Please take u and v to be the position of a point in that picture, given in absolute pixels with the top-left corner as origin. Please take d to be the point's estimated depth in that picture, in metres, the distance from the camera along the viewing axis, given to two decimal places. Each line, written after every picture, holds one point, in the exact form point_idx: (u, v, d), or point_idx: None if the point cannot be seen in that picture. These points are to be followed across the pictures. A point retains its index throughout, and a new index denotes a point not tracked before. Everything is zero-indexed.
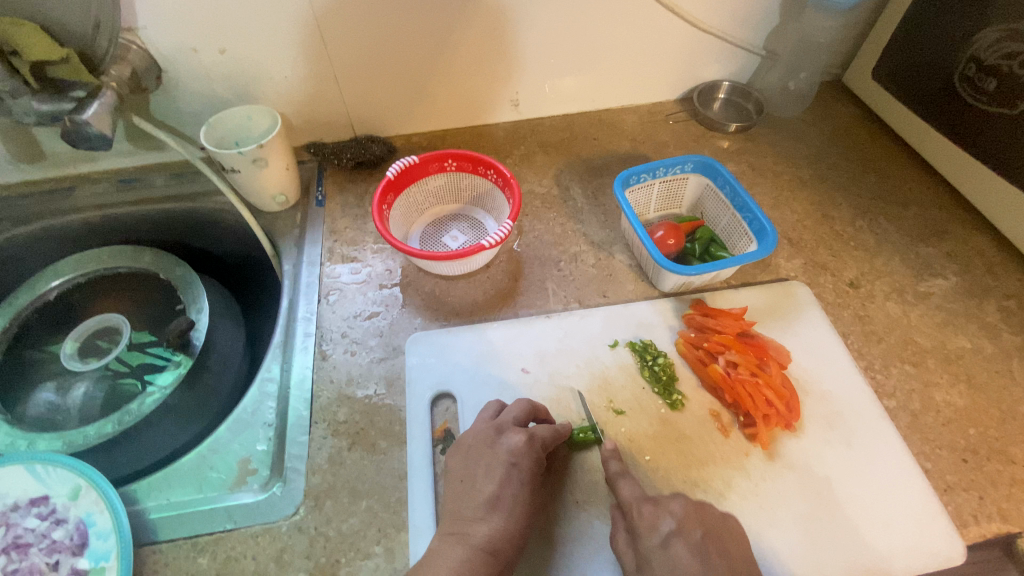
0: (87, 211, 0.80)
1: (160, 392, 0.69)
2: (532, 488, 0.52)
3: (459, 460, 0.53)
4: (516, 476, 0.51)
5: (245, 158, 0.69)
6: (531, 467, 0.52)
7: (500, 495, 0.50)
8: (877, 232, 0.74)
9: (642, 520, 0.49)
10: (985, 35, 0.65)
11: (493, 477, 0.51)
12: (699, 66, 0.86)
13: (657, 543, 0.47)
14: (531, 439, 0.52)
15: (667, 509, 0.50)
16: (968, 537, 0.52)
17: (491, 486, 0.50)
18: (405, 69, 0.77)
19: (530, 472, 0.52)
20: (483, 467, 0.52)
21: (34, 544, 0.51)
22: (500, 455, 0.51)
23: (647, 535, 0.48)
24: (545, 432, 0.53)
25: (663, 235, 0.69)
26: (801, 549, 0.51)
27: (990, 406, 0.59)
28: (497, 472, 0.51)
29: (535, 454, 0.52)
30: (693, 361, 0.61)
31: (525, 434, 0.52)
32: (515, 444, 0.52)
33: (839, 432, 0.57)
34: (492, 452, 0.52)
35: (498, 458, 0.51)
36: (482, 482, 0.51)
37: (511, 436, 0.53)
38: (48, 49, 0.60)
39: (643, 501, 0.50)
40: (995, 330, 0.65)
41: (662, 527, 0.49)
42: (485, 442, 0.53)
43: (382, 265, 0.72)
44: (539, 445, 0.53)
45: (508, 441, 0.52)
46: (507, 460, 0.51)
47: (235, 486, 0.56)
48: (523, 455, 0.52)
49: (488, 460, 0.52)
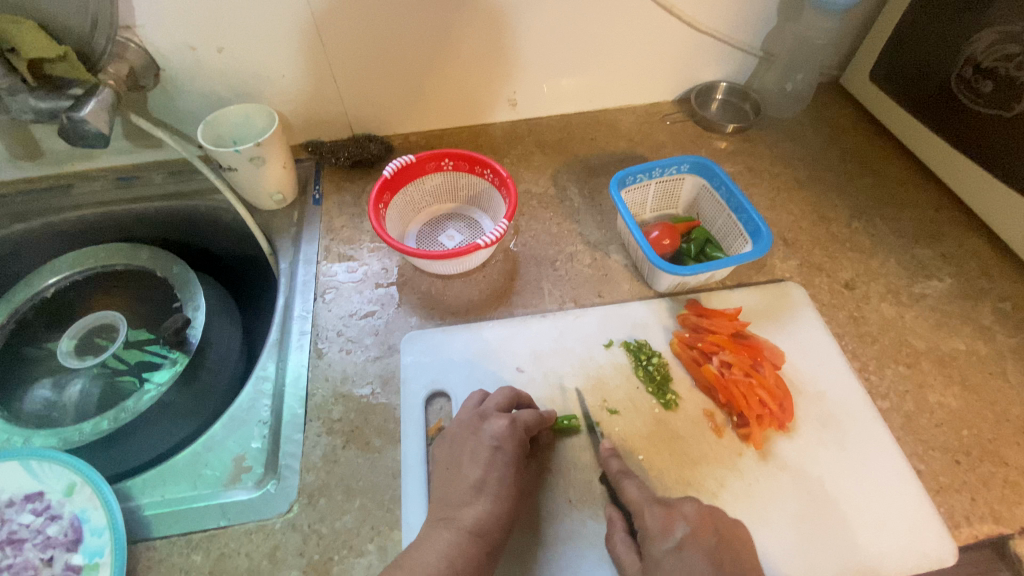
0: (85, 208, 0.80)
1: (156, 388, 0.69)
2: (518, 471, 0.52)
3: (446, 448, 0.54)
4: (500, 460, 0.52)
5: (242, 156, 0.69)
6: (516, 450, 0.53)
7: (485, 478, 0.51)
8: (873, 233, 0.74)
9: (653, 524, 0.49)
10: (981, 37, 0.65)
11: (478, 461, 0.52)
12: (697, 66, 0.86)
13: (670, 547, 0.47)
14: (513, 423, 0.53)
15: (680, 512, 0.50)
16: (960, 538, 0.52)
17: (477, 470, 0.51)
18: (403, 68, 0.77)
19: (514, 455, 0.53)
20: (468, 452, 0.53)
21: (28, 540, 0.51)
22: (484, 439, 0.53)
23: (659, 538, 0.48)
24: (527, 417, 0.54)
25: (658, 235, 0.69)
26: (793, 549, 0.51)
27: (983, 408, 0.59)
28: (482, 457, 0.52)
29: (517, 437, 0.53)
30: (687, 361, 0.61)
31: (507, 419, 0.53)
32: (498, 428, 0.53)
33: (833, 433, 0.57)
34: (476, 438, 0.53)
35: (482, 443, 0.52)
36: (467, 467, 0.52)
37: (494, 421, 0.54)
38: (45, 47, 0.60)
39: (654, 503, 0.51)
40: (990, 332, 0.65)
41: (676, 532, 0.48)
42: (470, 428, 0.54)
43: (379, 263, 0.72)
44: (521, 428, 0.54)
45: (491, 427, 0.53)
46: (490, 445, 0.52)
47: (230, 483, 0.56)
48: (506, 439, 0.52)
49: (472, 445, 0.53)
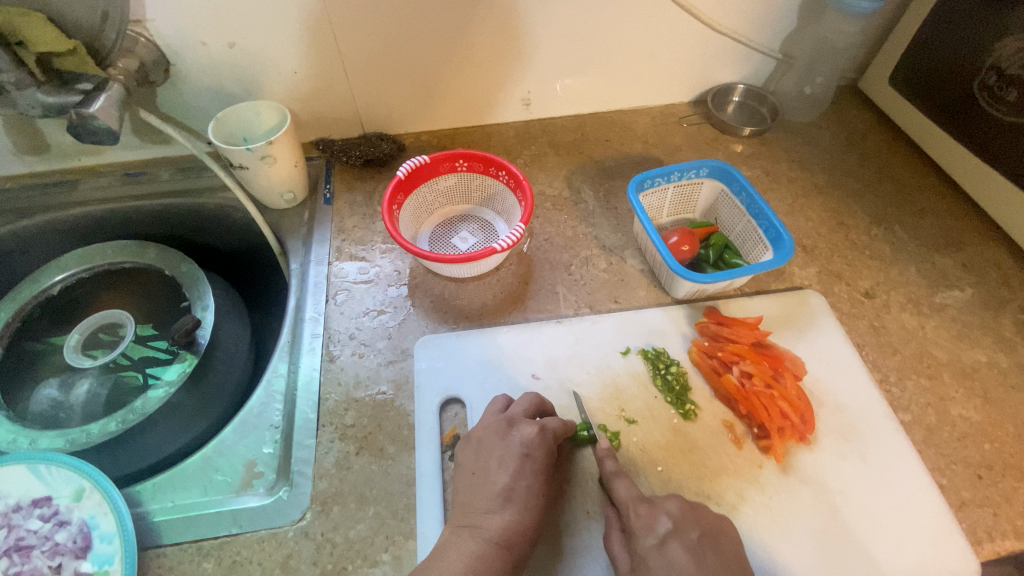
0: (91, 204, 0.79)
1: (165, 388, 0.67)
2: (546, 480, 0.52)
3: (470, 453, 0.53)
4: (529, 468, 0.51)
5: (253, 154, 0.68)
6: (544, 458, 0.52)
7: (513, 487, 0.50)
8: (893, 241, 0.73)
9: (637, 521, 0.49)
10: (1006, 43, 0.64)
11: (506, 468, 0.51)
12: (714, 68, 0.85)
13: (654, 544, 0.47)
14: (542, 431, 0.53)
15: (664, 509, 0.50)
16: (982, 554, 0.52)
17: (504, 477, 0.50)
18: (417, 65, 0.76)
19: (543, 463, 0.52)
20: (496, 458, 0.52)
21: (37, 546, 0.50)
22: (513, 446, 0.52)
23: (643, 534, 0.48)
24: (555, 424, 0.54)
25: (677, 241, 0.68)
26: (814, 565, 0.50)
27: (1005, 421, 0.59)
28: (511, 464, 0.51)
29: (548, 445, 0.53)
30: (706, 370, 0.60)
31: (536, 426, 0.53)
32: (528, 435, 0.52)
33: (854, 445, 0.57)
34: (504, 444, 0.52)
35: (510, 450, 0.52)
36: (495, 473, 0.51)
37: (523, 428, 0.53)
38: (55, 41, 0.59)
39: (640, 501, 0.50)
40: (1012, 344, 0.64)
41: (660, 528, 0.48)
42: (497, 433, 0.53)
43: (391, 265, 0.71)
44: (551, 436, 0.53)
45: (519, 433, 0.52)
46: (519, 452, 0.51)
47: (241, 489, 0.55)
48: (536, 446, 0.52)
49: (501, 452, 0.52)
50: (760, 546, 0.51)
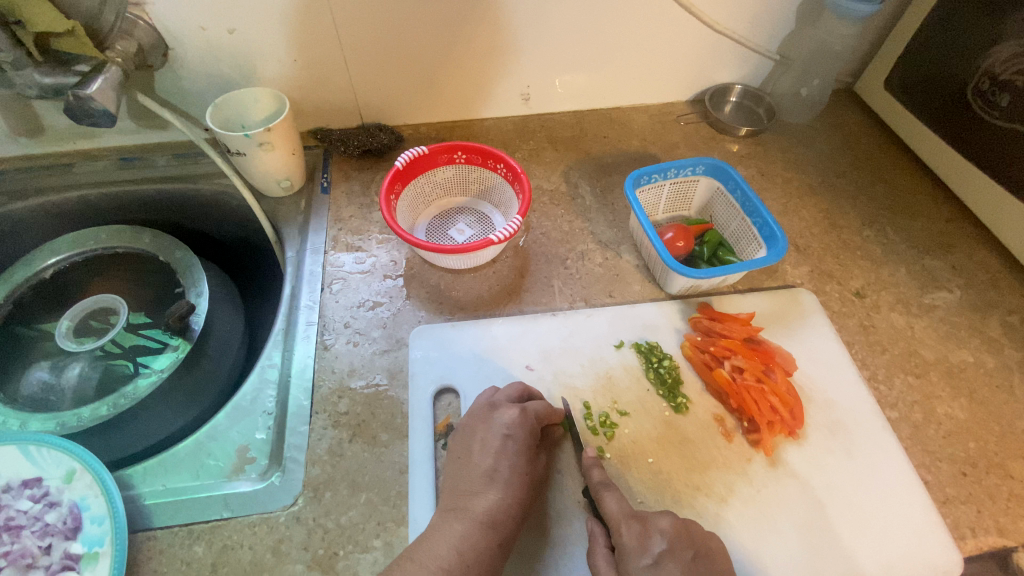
0: (84, 187, 0.78)
1: (156, 374, 0.67)
2: (528, 460, 0.52)
3: (457, 439, 0.54)
4: (511, 448, 0.52)
5: (251, 141, 0.67)
6: (526, 438, 0.53)
7: (497, 467, 0.51)
8: (885, 242, 0.74)
9: (629, 541, 0.47)
10: (999, 50, 0.65)
11: (488, 451, 0.52)
12: (711, 68, 0.85)
13: (647, 564, 0.46)
14: (523, 413, 0.53)
15: (657, 527, 0.48)
16: (965, 550, 0.52)
17: (488, 459, 0.51)
18: (417, 57, 0.76)
19: (525, 443, 0.52)
20: (479, 441, 0.52)
21: (26, 527, 0.50)
22: (494, 429, 0.53)
23: (635, 555, 0.46)
24: (538, 406, 0.55)
25: (672, 236, 0.69)
26: (799, 556, 0.51)
27: (990, 421, 0.60)
28: (493, 445, 0.52)
29: (529, 426, 0.53)
30: (698, 365, 0.61)
31: (517, 408, 0.53)
32: (509, 417, 0.53)
33: (841, 440, 0.57)
34: (486, 427, 0.53)
35: (493, 433, 0.52)
36: (479, 456, 0.52)
37: (504, 411, 0.54)
38: (53, 20, 0.56)
39: (631, 517, 0.49)
40: (998, 345, 0.65)
41: (653, 548, 0.47)
42: (480, 418, 0.54)
43: (387, 256, 0.71)
44: (532, 418, 0.54)
45: (502, 417, 0.53)
46: (501, 433, 0.52)
47: (233, 474, 0.55)
48: (517, 427, 0.52)
49: (483, 434, 0.53)
50: (746, 538, 0.52)
